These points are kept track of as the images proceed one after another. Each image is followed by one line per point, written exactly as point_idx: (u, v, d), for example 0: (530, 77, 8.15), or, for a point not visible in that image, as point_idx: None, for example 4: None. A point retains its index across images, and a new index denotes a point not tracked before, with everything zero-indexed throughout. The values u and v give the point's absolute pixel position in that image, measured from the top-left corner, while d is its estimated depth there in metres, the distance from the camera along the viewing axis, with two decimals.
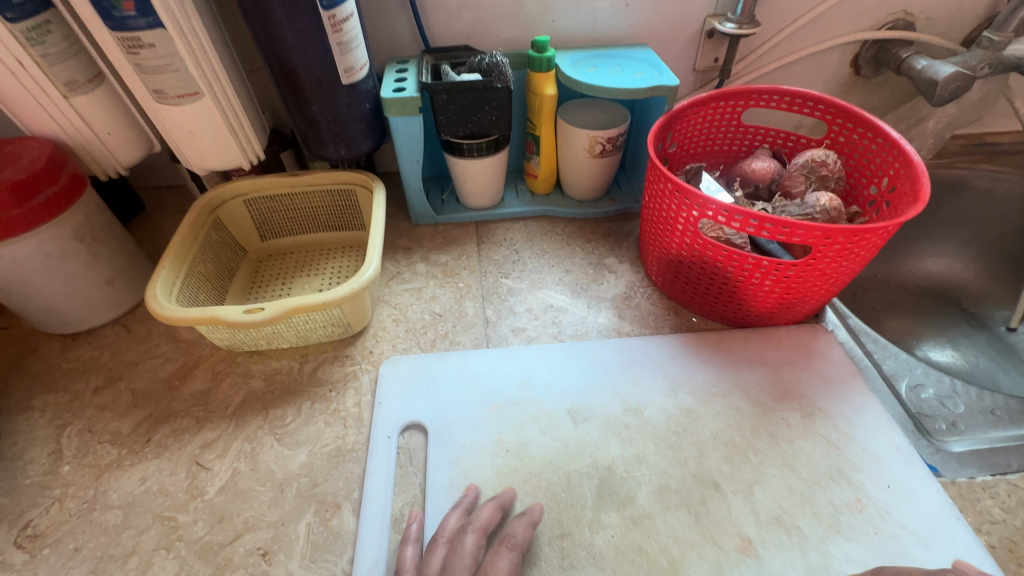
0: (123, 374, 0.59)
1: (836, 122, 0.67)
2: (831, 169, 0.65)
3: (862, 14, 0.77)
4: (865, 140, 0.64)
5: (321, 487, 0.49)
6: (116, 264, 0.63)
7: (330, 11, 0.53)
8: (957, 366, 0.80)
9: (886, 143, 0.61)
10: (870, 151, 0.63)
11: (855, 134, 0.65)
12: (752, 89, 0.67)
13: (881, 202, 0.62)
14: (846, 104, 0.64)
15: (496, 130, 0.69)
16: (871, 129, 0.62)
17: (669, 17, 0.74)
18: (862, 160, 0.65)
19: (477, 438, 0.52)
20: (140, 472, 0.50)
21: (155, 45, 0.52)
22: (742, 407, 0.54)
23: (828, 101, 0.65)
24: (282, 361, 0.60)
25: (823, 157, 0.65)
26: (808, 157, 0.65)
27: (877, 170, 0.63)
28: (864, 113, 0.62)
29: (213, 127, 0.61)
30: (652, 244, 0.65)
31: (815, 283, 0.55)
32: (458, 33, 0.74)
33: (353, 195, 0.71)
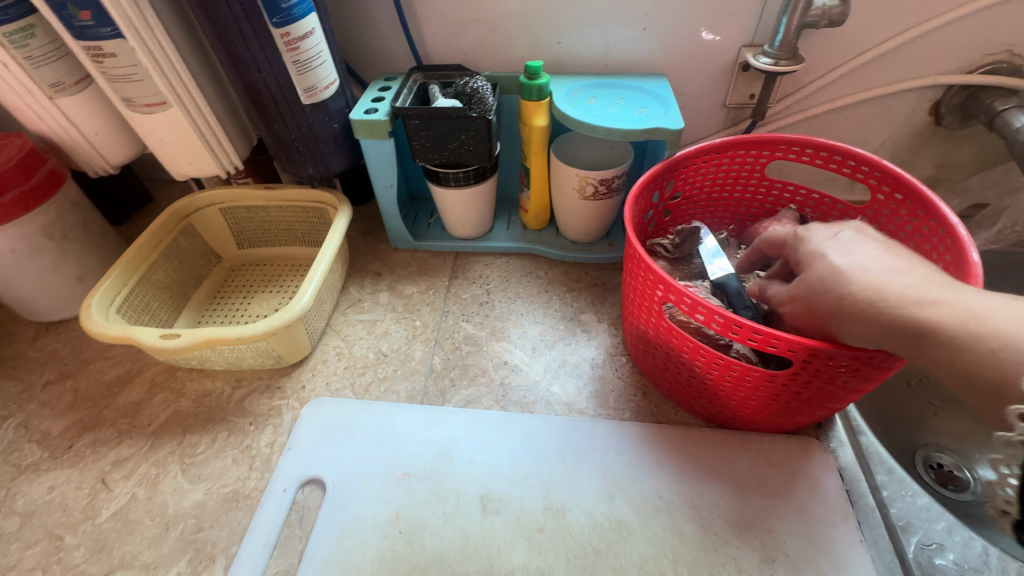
0: (73, 372, 0.60)
1: (883, 190, 0.53)
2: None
3: (950, 53, 0.62)
4: (916, 219, 0.50)
5: (203, 534, 0.47)
6: (88, 262, 0.64)
7: (282, 29, 0.50)
8: None
9: (940, 227, 0.47)
10: (919, 233, 0.50)
11: (903, 208, 0.52)
12: (779, 138, 0.56)
13: None
14: (897, 169, 0.51)
15: (475, 161, 0.63)
16: (924, 205, 0.49)
17: (697, 44, 0.64)
18: (909, 243, 0.52)
19: (373, 510, 0.47)
20: (50, 480, 0.51)
21: (117, 55, 0.52)
22: (687, 533, 0.45)
23: (874, 161, 0.52)
24: (216, 382, 0.58)
25: None
26: None
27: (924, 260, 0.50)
28: (917, 183, 0.49)
29: (184, 136, 0.60)
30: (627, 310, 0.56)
31: (804, 398, 0.44)
32: (457, 50, 0.68)
33: (324, 214, 0.69)
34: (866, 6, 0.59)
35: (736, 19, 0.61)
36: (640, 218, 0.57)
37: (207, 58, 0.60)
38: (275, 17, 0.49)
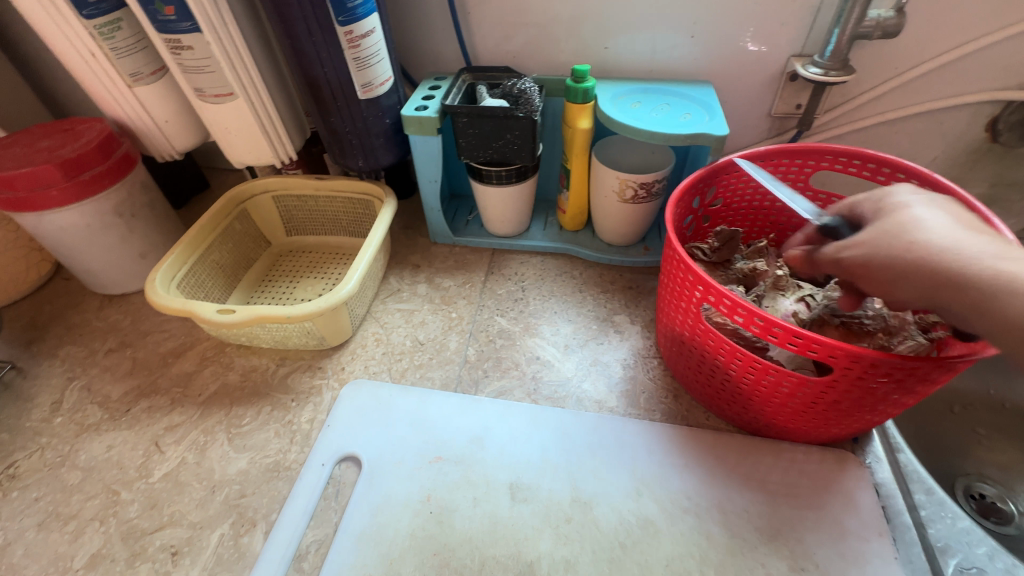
0: (132, 342, 0.64)
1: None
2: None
3: (1009, 68, 0.61)
4: None
5: (246, 499, 0.49)
6: (151, 240, 0.69)
7: (347, 27, 0.53)
8: None
9: None
10: None
11: None
12: (826, 148, 0.55)
13: None
14: (948, 183, 0.50)
15: (518, 160, 0.64)
16: (977, 221, 0.48)
17: (745, 53, 0.64)
18: None
19: (406, 490, 0.49)
20: (109, 439, 0.54)
21: (193, 48, 0.56)
22: (716, 536, 0.45)
23: (924, 172, 0.51)
24: (261, 359, 0.61)
25: None
26: None
27: None
28: (970, 197, 0.48)
29: (247, 126, 0.64)
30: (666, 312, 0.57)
31: (842, 408, 0.43)
32: (505, 53, 0.70)
33: (370, 206, 0.71)
34: (922, 18, 0.58)
35: (786, 29, 0.61)
36: (682, 221, 0.57)
37: (271, 53, 0.64)
38: (341, 15, 0.52)
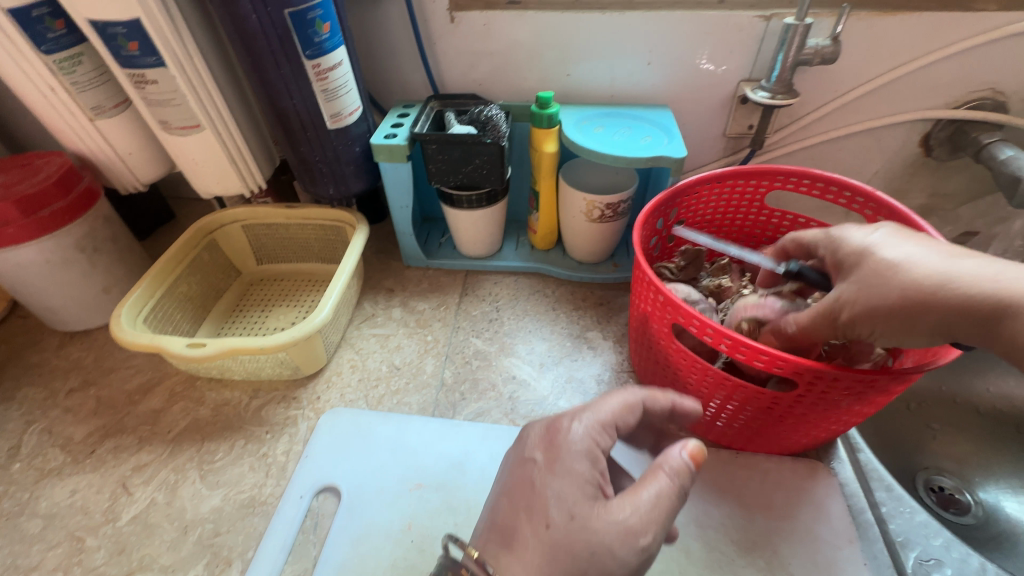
0: (96, 380, 0.62)
1: (878, 219, 0.56)
2: None
3: (936, 89, 0.66)
4: None
5: (220, 538, 0.48)
6: (115, 274, 0.67)
7: (314, 60, 0.54)
8: None
9: None
10: None
11: None
12: (777, 168, 0.59)
13: None
14: (888, 200, 0.54)
15: (487, 184, 0.66)
16: None
17: (698, 78, 0.68)
18: None
19: (386, 519, 0.49)
20: (72, 484, 0.52)
21: (158, 82, 0.55)
22: (693, 549, 0.47)
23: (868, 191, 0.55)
24: (233, 392, 0.60)
25: None
26: None
27: None
28: (909, 213, 0.51)
29: (214, 157, 0.64)
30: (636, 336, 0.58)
31: (807, 419, 0.46)
32: (472, 81, 0.72)
33: (342, 233, 0.72)
34: (855, 45, 0.63)
35: (734, 55, 0.65)
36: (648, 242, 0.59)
37: (238, 84, 0.64)
38: (308, 49, 0.53)
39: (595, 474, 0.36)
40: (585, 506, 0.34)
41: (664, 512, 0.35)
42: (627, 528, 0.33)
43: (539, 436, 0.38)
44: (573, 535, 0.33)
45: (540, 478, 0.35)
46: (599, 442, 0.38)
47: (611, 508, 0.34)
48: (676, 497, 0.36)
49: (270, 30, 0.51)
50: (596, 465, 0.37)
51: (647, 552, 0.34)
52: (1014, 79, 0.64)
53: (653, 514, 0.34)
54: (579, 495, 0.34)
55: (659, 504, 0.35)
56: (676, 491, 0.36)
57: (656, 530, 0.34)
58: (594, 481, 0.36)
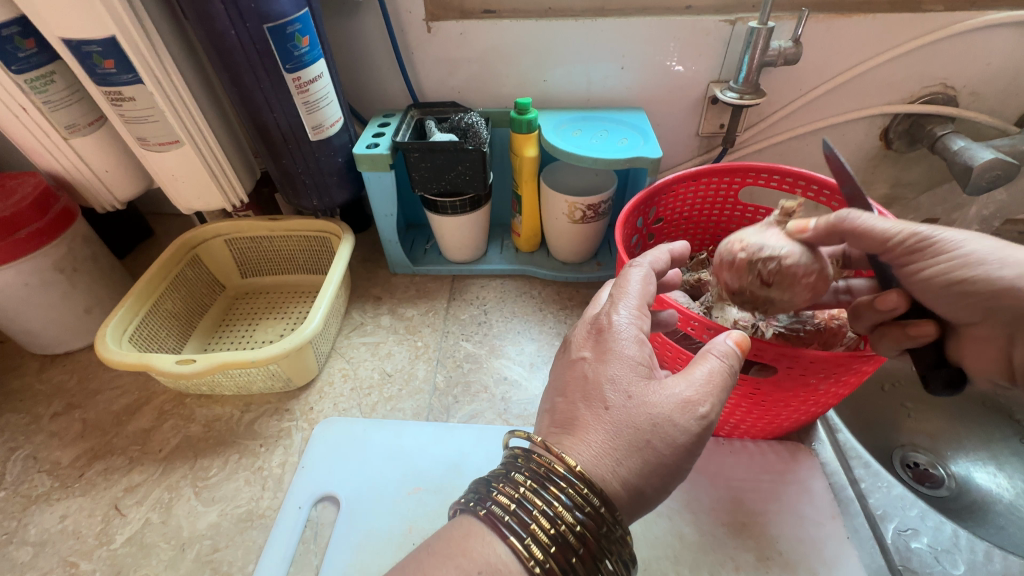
0: (80, 403, 0.61)
1: None
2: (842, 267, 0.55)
3: (893, 86, 0.70)
4: None
5: (219, 554, 0.48)
6: (96, 294, 0.66)
7: (294, 74, 0.54)
8: (998, 494, 0.62)
9: None
10: None
11: None
12: (749, 165, 0.61)
13: None
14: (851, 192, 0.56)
15: (470, 189, 0.67)
16: None
17: (670, 80, 0.70)
18: None
19: (386, 525, 0.49)
20: (62, 509, 0.52)
21: (136, 99, 0.55)
22: (687, 535, 0.48)
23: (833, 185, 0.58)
24: (224, 407, 0.60)
25: None
26: None
27: None
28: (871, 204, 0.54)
29: (195, 173, 0.64)
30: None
31: (787, 402, 0.48)
32: (451, 89, 0.73)
33: (327, 243, 0.72)
34: (817, 46, 0.66)
35: (703, 58, 0.68)
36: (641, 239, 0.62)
37: (216, 98, 0.64)
38: (288, 63, 0.53)
39: (644, 358, 0.35)
40: (640, 384, 0.34)
41: (723, 388, 0.35)
42: (689, 397, 0.33)
43: (584, 335, 0.37)
44: (635, 411, 0.33)
45: (593, 369, 0.35)
46: (641, 328, 0.37)
47: (669, 383, 0.34)
48: (731, 374, 0.35)
49: (249, 45, 0.51)
50: (643, 347, 0.36)
51: (707, 421, 0.34)
52: (963, 74, 0.68)
53: (713, 390, 0.34)
54: (633, 380, 0.34)
55: (717, 380, 0.34)
56: (730, 371, 0.35)
57: (714, 401, 0.34)
58: (645, 364, 0.35)
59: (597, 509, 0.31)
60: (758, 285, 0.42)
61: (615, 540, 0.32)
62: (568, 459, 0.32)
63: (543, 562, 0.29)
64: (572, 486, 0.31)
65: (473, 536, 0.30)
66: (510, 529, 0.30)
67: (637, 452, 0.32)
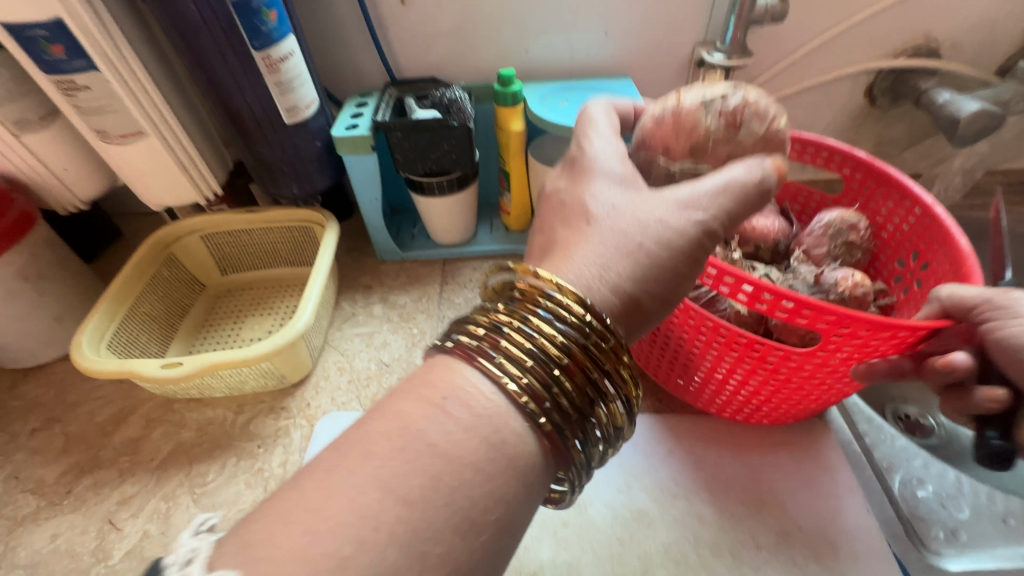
0: (61, 416, 0.58)
1: (858, 176, 0.56)
2: (860, 236, 0.54)
3: (877, 40, 0.69)
4: (891, 202, 0.54)
5: None
6: (66, 302, 0.62)
7: (263, 52, 0.51)
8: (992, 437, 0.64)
9: (914, 209, 0.51)
10: (897, 217, 0.54)
11: (880, 195, 0.55)
12: None
13: (911, 279, 0.53)
14: (869, 158, 0.55)
15: (457, 168, 0.65)
16: (897, 189, 0.53)
17: (656, 45, 0.69)
18: (887, 228, 0.55)
19: None
20: (52, 528, 0.49)
21: (91, 88, 0.51)
22: (704, 513, 0.48)
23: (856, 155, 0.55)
24: (216, 410, 0.57)
25: (854, 220, 0.54)
26: (833, 216, 0.54)
27: (904, 240, 0.53)
28: (891, 169, 0.53)
29: (163, 166, 0.60)
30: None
31: (822, 378, 0.44)
32: (428, 64, 0.70)
33: (310, 233, 0.69)
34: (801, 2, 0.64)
35: (687, 19, 0.66)
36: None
37: (178, 85, 0.60)
38: (256, 40, 0.50)
39: (627, 177, 0.36)
40: (626, 198, 0.35)
41: (737, 195, 0.34)
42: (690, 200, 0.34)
43: (562, 168, 0.39)
44: (617, 222, 0.34)
45: (569, 193, 0.36)
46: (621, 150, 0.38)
47: (669, 203, 0.34)
48: (753, 193, 0.35)
49: (212, 21, 0.48)
50: (625, 166, 0.37)
51: (707, 225, 0.34)
52: (945, 26, 0.68)
53: (722, 196, 0.34)
54: (617, 200, 0.35)
55: (734, 196, 0.34)
56: (747, 180, 0.34)
57: (713, 208, 0.34)
58: (627, 181, 0.36)
59: (587, 317, 0.30)
60: (723, 137, 0.38)
61: (613, 354, 0.31)
62: (540, 274, 0.32)
63: (524, 380, 0.29)
64: (556, 295, 0.31)
65: (439, 367, 0.30)
66: (488, 364, 0.29)
67: (628, 257, 0.33)
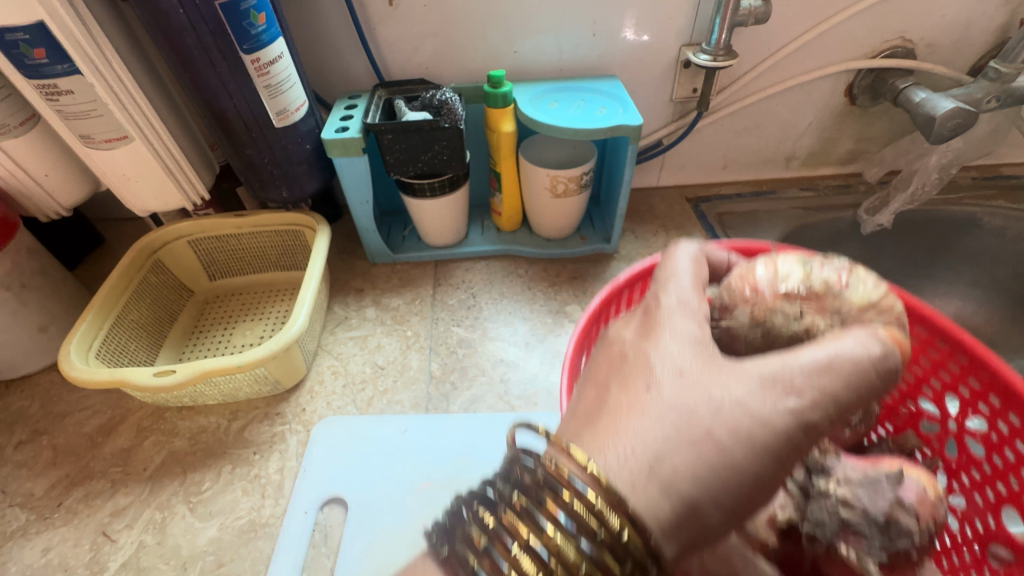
0: (48, 428, 0.57)
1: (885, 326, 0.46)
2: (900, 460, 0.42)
3: (856, 41, 0.71)
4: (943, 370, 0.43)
5: (225, 568, 0.46)
6: (50, 311, 0.61)
7: (252, 55, 0.50)
8: None
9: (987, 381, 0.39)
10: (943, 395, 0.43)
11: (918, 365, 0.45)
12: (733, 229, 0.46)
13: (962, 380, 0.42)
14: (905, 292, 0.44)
15: (449, 170, 0.65)
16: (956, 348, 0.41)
17: (642, 47, 0.70)
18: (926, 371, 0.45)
19: (400, 521, 0.48)
20: (44, 542, 0.48)
21: (74, 92, 0.50)
22: None
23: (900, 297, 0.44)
24: (210, 418, 0.57)
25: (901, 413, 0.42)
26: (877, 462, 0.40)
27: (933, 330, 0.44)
28: (966, 335, 0.40)
29: (149, 171, 0.59)
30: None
31: None
32: (417, 66, 0.70)
33: (301, 237, 0.68)
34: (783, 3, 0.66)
35: (672, 21, 0.67)
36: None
37: (163, 89, 0.59)
38: (244, 43, 0.49)
39: (703, 329, 0.30)
40: (698, 363, 0.28)
41: (847, 378, 0.27)
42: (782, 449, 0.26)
43: (629, 314, 0.32)
44: (687, 394, 0.27)
45: (632, 347, 0.30)
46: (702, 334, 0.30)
47: (756, 381, 0.27)
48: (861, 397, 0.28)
49: (200, 24, 0.47)
50: (702, 324, 0.30)
51: (804, 417, 0.26)
52: (920, 27, 0.70)
53: (818, 412, 0.27)
54: (690, 359, 0.28)
55: (845, 379, 0.27)
56: (858, 363, 0.27)
57: (814, 393, 0.27)
58: (703, 338, 0.30)
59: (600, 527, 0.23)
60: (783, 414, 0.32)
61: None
62: (574, 454, 0.25)
63: None
64: (583, 496, 0.24)
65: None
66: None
67: (691, 445, 0.26)
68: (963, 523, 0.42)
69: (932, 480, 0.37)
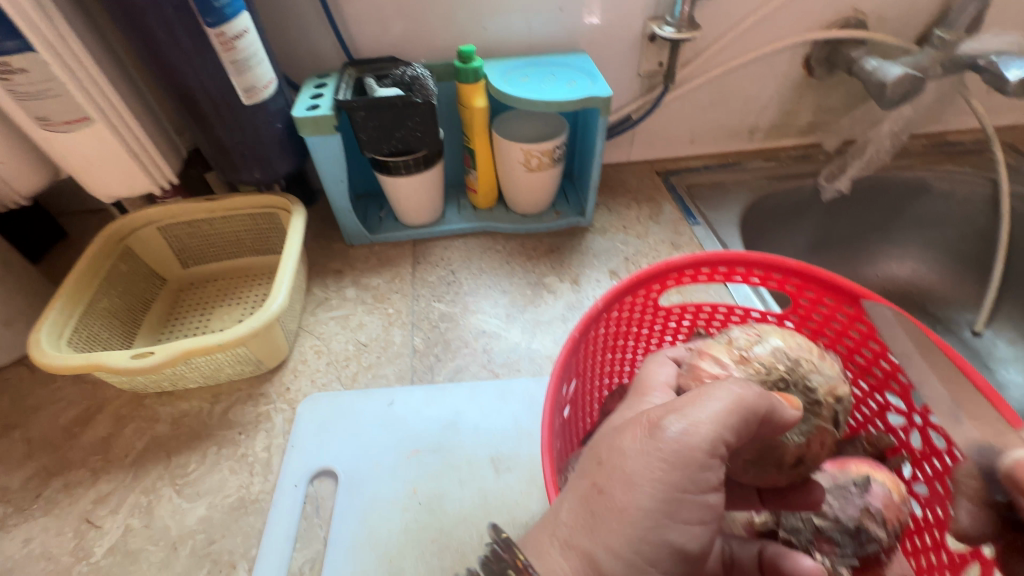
0: (20, 422, 0.55)
1: (806, 296, 0.44)
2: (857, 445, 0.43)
3: (812, 13, 0.74)
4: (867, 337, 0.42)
5: (217, 545, 0.46)
6: (14, 303, 0.59)
7: (217, 29, 0.49)
8: None
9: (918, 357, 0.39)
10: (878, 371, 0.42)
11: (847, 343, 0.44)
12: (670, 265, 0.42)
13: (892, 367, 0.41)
14: (802, 267, 0.42)
15: (423, 146, 0.65)
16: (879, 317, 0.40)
17: (609, 21, 0.71)
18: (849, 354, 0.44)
19: (391, 488, 0.49)
20: (24, 533, 0.47)
21: (28, 70, 0.48)
22: None
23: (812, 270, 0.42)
24: (191, 402, 0.56)
25: None
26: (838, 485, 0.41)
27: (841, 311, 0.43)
28: (845, 280, 0.41)
29: (113, 153, 0.57)
30: (583, 407, 0.46)
31: None
32: (386, 43, 0.69)
33: (275, 220, 0.67)
34: None
35: None
36: (591, 361, 0.44)
37: (123, 69, 0.58)
38: (208, 17, 0.48)
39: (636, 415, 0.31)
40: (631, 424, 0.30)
41: (728, 410, 0.28)
42: (672, 454, 0.27)
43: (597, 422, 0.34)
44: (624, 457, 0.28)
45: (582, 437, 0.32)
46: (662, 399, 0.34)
47: (637, 422, 0.29)
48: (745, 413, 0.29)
49: None
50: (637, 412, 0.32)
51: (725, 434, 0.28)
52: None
53: (691, 436, 0.27)
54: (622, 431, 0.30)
55: (720, 404, 0.28)
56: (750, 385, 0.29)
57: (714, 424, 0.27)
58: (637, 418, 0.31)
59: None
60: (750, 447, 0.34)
61: None
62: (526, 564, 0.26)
63: None
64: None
65: None
66: None
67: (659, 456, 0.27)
68: (927, 510, 0.39)
69: (896, 480, 0.39)
